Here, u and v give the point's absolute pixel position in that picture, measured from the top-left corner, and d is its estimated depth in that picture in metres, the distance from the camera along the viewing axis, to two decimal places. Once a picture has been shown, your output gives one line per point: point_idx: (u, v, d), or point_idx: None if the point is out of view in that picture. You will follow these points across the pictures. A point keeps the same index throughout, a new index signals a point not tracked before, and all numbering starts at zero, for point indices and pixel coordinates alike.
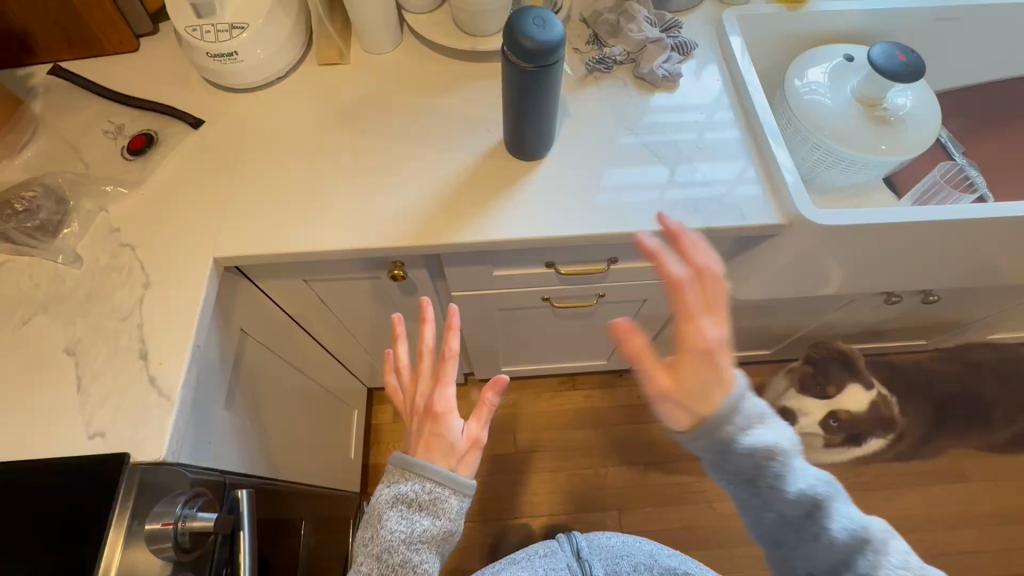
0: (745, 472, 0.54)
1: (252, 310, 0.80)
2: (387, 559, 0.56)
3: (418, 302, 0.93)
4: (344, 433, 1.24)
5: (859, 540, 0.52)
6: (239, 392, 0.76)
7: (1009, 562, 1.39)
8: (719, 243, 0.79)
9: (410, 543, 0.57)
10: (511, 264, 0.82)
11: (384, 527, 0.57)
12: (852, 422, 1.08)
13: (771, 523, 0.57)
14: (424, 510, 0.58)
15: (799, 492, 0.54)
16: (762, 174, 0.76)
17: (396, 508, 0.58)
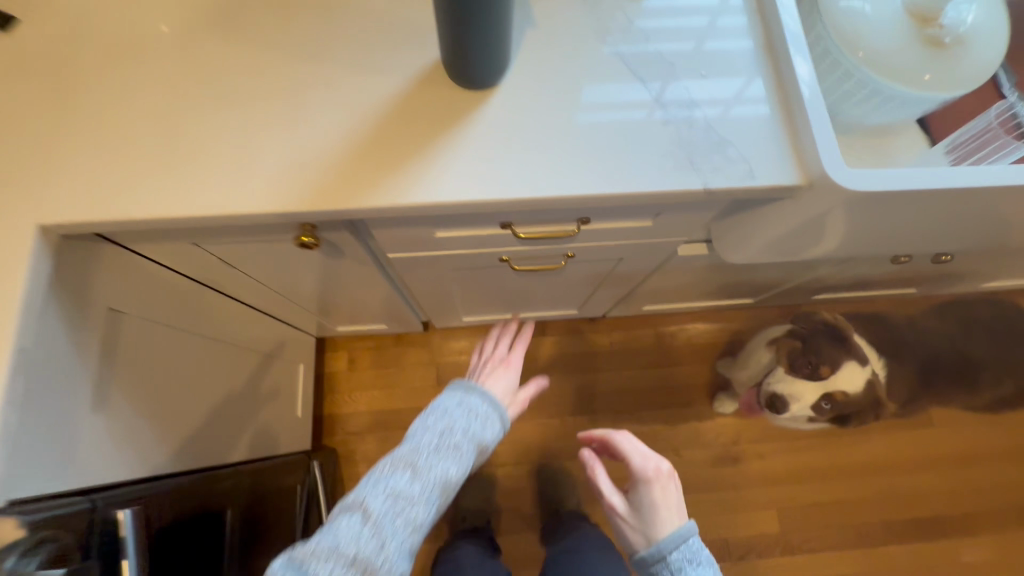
0: None
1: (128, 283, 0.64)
2: (449, 440, 0.64)
3: (348, 263, 0.76)
4: (286, 393, 1.13)
5: None
6: (116, 387, 0.62)
7: (958, 502, 1.43)
8: (718, 204, 0.63)
9: (466, 435, 0.66)
10: (457, 225, 0.65)
11: (449, 417, 0.66)
12: (847, 403, 1.00)
13: None
14: (482, 419, 0.68)
15: None
16: (771, 91, 0.59)
17: (464, 404, 0.68)
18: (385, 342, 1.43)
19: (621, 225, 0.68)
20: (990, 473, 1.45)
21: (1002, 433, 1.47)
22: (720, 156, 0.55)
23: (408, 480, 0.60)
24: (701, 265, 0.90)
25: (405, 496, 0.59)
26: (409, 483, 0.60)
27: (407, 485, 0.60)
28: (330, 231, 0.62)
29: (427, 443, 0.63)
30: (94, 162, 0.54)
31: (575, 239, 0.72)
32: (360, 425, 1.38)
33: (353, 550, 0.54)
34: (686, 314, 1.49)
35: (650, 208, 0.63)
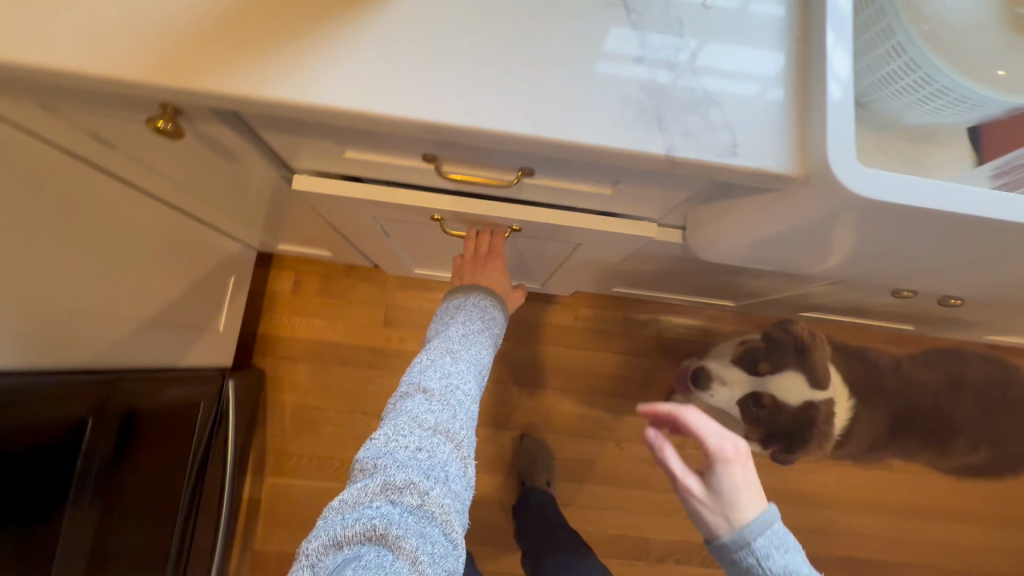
0: None
1: None
2: (475, 327, 0.67)
3: (254, 171, 0.64)
4: (204, 305, 1.03)
5: None
6: None
7: (895, 549, 1.37)
8: (692, 184, 0.49)
9: (484, 322, 0.69)
10: (367, 147, 0.52)
11: (470, 312, 0.69)
12: (773, 414, 0.90)
13: None
14: (491, 309, 0.71)
15: None
16: (793, 47, 0.44)
17: (475, 301, 0.70)
18: (337, 271, 1.33)
19: (571, 186, 0.55)
20: (936, 529, 1.38)
21: (960, 493, 1.39)
22: (698, 118, 0.42)
23: (452, 361, 0.61)
24: (674, 255, 0.78)
25: (455, 374, 0.60)
26: (454, 364, 0.61)
27: (455, 365, 0.61)
28: (201, 120, 0.49)
29: (454, 333, 0.65)
30: None
31: (519, 194, 0.59)
32: (295, 351, 1.30)
33: (431, 423, 0.53)
34: (662, 305, 1.38)
35: (604, 170, 0.49)
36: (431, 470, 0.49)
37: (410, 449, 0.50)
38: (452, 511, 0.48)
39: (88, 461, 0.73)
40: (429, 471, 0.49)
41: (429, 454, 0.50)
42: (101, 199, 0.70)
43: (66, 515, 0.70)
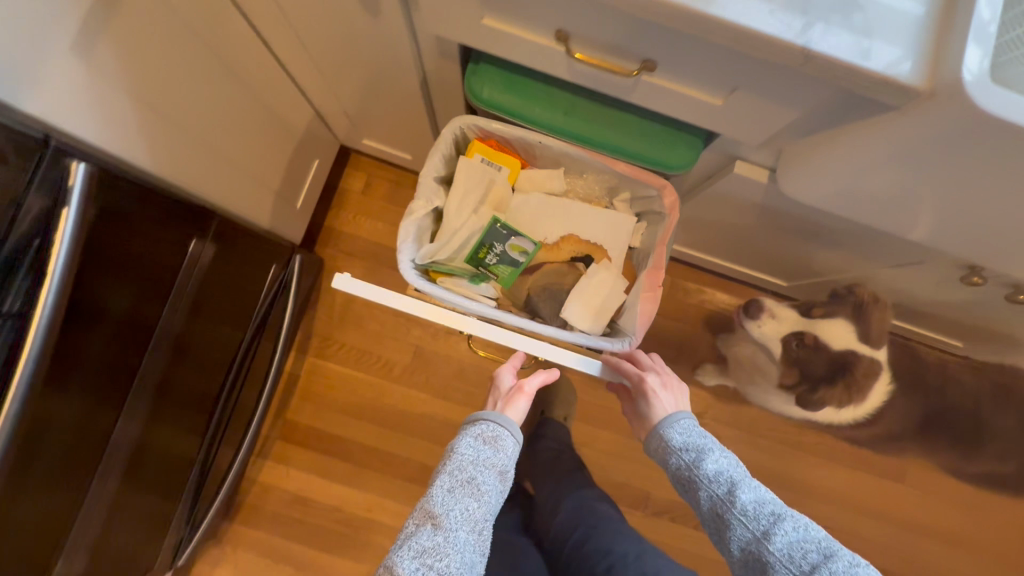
0: (673, 465, 0.70)
1: None
2: (464, 476, 0.67)
3: (383, 32, 0.69)
4: (290, 177, 1.10)
5: (774, 515, 0.62)
6: (109, 47, 0.57)
7: (891, 560, 1.38)
8: (813, 92, 0.51)
9: (476, 464, 0.68)
10: (508, 11, 0.56)
11: (470, 452, 0.69)
12: (812, 353, 0.98)
13: (698, 506, 0.68)
14: (488, 442, 0.70)
15: (714, 473, 0.67)
16: (921, 39, 0.44)
17: (471, 439, 0.70)
18: (406, 180, 1.38)
19: (686, 88, 0.58)
20: (934, 548, 1.39)
21: (966, 520, 1.39)
22: (840, 21, 0.44)
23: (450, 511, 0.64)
24: (750, 200, 0.80)
25: (431, 550, 0.60)
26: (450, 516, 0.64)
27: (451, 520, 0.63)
28: None
29: (442, 486, 0.66)
30: None
31: (630, 93, 0.62)
32: (353, 247, 1.37)
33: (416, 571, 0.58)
34: (709, 277, 1.40)
35: (728, 68, 0.52)
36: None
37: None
38: None
39: (190, 275, 0.81)
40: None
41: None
42: (237, 38, 0.76)
43: (169, 316, 0.78)
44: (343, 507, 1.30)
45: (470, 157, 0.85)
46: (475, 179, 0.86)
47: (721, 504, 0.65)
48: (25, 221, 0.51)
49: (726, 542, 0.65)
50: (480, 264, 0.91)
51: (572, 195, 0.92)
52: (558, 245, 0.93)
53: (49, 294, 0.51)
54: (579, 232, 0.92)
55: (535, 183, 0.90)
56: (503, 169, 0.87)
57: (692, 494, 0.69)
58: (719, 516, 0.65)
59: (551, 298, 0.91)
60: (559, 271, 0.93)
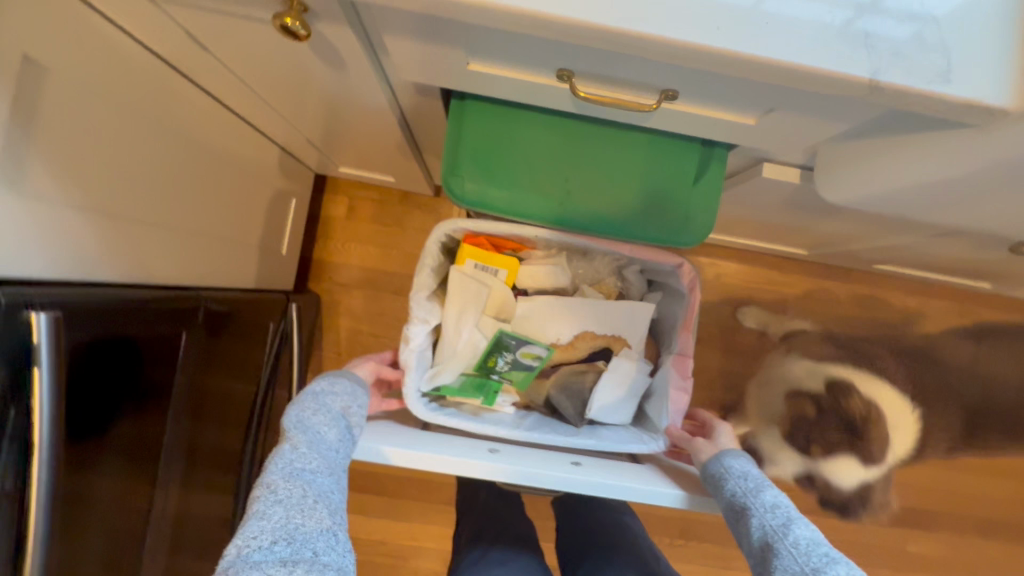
0: (723, 492, 0.55)
1: (63, 63, 0.48)
2: (310, 413, 0.56)
3: (351, 84, 0.60)
4: (269, 226, 1.01)
5: (833, 558, 0.44)
6: (39, 168, 0.49)
7: (928, 500, 1.39)
8: (870, 110, 0.44)
9: (322, 401, 0.58)
10: (498, 56, 0.47)
11: (300, 404, 0.58)
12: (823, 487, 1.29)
13: (746, 548, 0.51)
14: (327, 388, 0.61)
15: (771, 501, 0.51)
16: (1007, 28, 0.37)
17: (310, 391, 0.60)
18: (391, 196, 1.28)
19: (714, 112, 0.50)
20: (972, 483, 1.40)
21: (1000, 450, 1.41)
22: (913, 38, 0.37)
23: (294, 445, 0.52)
24: (778, 198, 0.73)
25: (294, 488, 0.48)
26: (295, 448, 0.52)
27: (294, 450, 0.51)
28: (327, 21, 0.44)
29: (292, 426, 0.54)
30: None
31: (646, 120, 0.54)
32: (348, 278, 1.29)
33: (282, 509, 0.46)
34: (722, 250, 1.34)
35: (767, 93, 0.44)
36: (294, 560, 0.43)
37: (263, 545, 0.43)
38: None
39: (190, 347, 0.73)
40: (290, 562, 0.43)
41: (291, 543, 0.44)
42: (183, 105, 0.66)
43: (178, 406, 0.72)
44: (385, 540, 1.28)
45: (462, 266, 0.69)
46: (470, 291, 0.69)
47: (769, 533, 0.48)
48: None
49: None
50: (490, 373, 0.73)
51: (578, 282, 0.74)
52: (573, 342, 0.74)
53: (41, 468, 0.46)
54: (593, 324, 0.73)
55: (539, 281, 0.72)
56: (500, 272, 0.71)
57: (739, 527, 0.52)
58: (766, 548, 0.48)
59: (574, 396, 0.73)
60: (578, 369, 0.74)
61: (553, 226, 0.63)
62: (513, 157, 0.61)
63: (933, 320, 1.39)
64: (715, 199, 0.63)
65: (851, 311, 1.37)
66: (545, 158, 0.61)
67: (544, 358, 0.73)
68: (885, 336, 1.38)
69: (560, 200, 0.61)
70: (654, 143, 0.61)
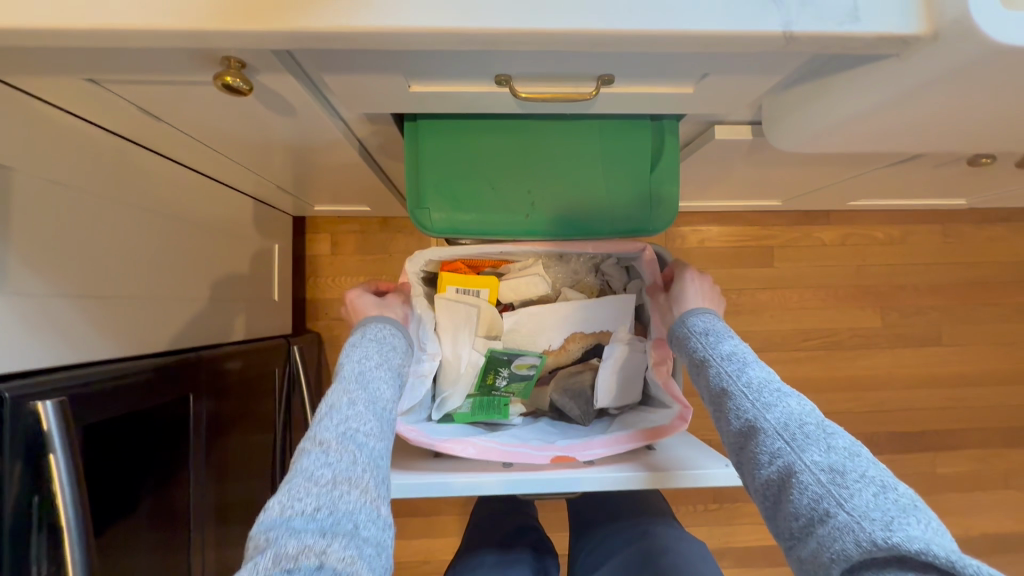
0: (689, 347, 0.59)
1: (26, 154, 0.50)
2: (369, 365, 0.55)
3: (303, 126, 0.61)
4: (256, 275, 1.03)
5: (782, 391, 0.50)
6: (20, 263, 0.50)
7: (949, 421, 1.41)
8: (793, 59, 0.46)
9: (382, 356, 0.57)
10: (437, 75, 0.49)
11: (360, 352, 0.56)
12: None
13: (708, 394, 0.55)
14: (386, 337, 0.59)
15: (732, 350, 0.55)
16: None
17: (371, 336, 0.59)
18: (370, 225, 1.29)
19: (653, 88, 0.52)
20: (988, 396, 1.42)
21: (1008, 359, 1.43)
22: None
23: (352, 401, 0.51)
24: (738, 155, 0.75)
25: (344, 451, 0.47)
26: (352, 404, 0.51)
27: (351, 407, 0.50)
28: (264, 72, 0.46)
29: (351, 378, 0.53)
30: None
31: (592, 107, 0.56)
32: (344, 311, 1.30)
33: (330, 475, 0.44)
34: (700, 215, 1.35)
35: (695, 63, 0.46)
36: (333, 531, 0.41)
37: (307, 511, 0.42)
38: (356, 563, 0.40)
39: (204, 412, 0.75)
40: (331, 532, 0.41)
41: (331, 514, 0.42)
42: (147, 175, 0.68)
43: (204, 471, 0.74)
44: (429, 558, 1.29)
45: (445, 292, 0.70)
46: (462, 310, 0.71)
47: (726, 378, 0.53)
48: (15, 490, 0.46)
49: (728, 417, 0.52)
50: (491, 391, 0.73)
51: (560, 286, 0.75)
52: (564, 345, 0.74)
53: (74, 552, 0.48)
54: (581, 325, 0.73)
55: (521, 292, 0.73)
56: (481, 291, 0.72)
57: (702, 377, 0.57)
58: (723, 392, 0.53)
59: (578, 396, 0.73)
60: (576, 370, 0.74)
61: (525, 238, 0.65)
62: (472, 182, 0.63)
63: (918, 245, 1.40)
64: (676, 173, 0.65)
65: (837, 251, 1.39)
66: (500, 175, 0.62)
67: (540, 364, 0.73)
68: (876, 269, 1.40)
69: (526, 213, 0.63)
70: (605, 132, 0.63)
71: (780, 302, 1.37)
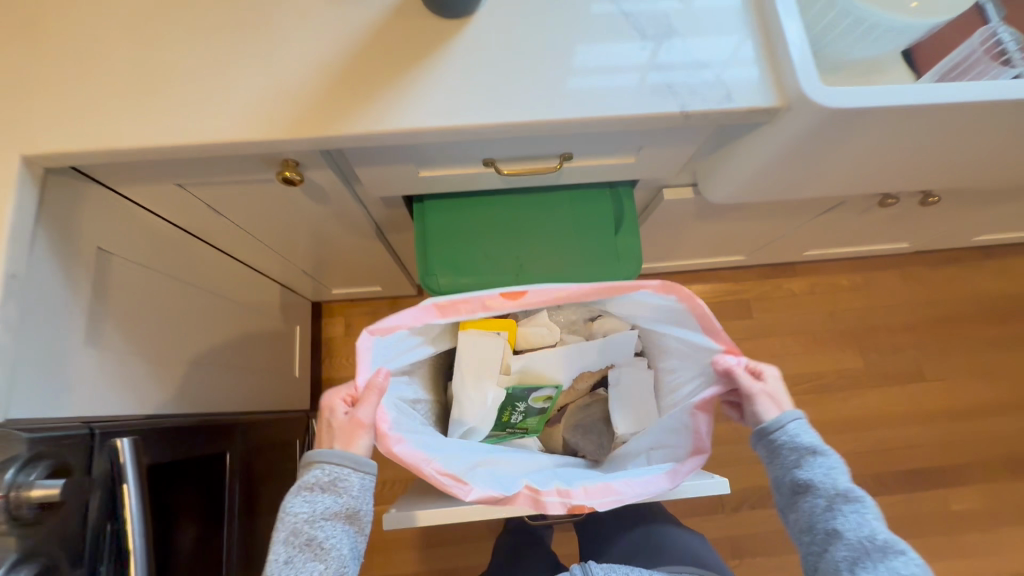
0: (789, 464, 0.59)
1: (121, 238, 0.64)
2: (301, 540, 0.50)
3: (335, 211, 0.77)
4: (281, 353, 1.14)
5: (908, 557, 0.52)
6: (109, 326, 0.62)
7: (951, 455, 1.43)
8: (699, 132, 0.62)
9: (315, 520, 0.51)
10: (440, 162, 0.65)
11: (292, 519, 0.51)
12: None
13: (814, 525, 0.57)
14: (327, 492, 0.52)
15: (844, 488, 0.56)
16: (764, 62, 0.57)
17: (304, 491, 0.52)
18: (380, 306, 1.43)
19: (605, 161, 0.68)
20: (983, 427, 1.46)
21: (994, 388, 1.49)
22: (700, 81, 0.56)
23: None
24: (688, 212, 0.90)
25: None
26: None
27: None
28: (313, 168, 0.62)
29: (282, 560, 0.49)
30: (74, 81, 0.55)
31: (560, 179, 0.72)
32: None
33: None
34: (679, 276, 1.50)
35: (631, 140, 0.63)
36: None
37: None
38: None
39: (238, 470, 0.82)
40: None
41: None
42: (204, 261, 0.81)
43: (236, 530, 0.79)
44: None
45: (466, 332, 0.74)
46: (482, 349, 0.74)
47: (844, 525, 0.55)
48: (93, 522, 0.53)
49: (834, 558, 0.54)
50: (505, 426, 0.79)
51: (568, 332, 0.80)
52: (574, 384, 0.83)
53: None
54: (587, 362, 0.79)
55: (532, 340, 0.78)
56: (501, 332, 0.75)
57: (805, 503, 0.58)
58: (833, 533, 0.55)
59: (589, 430, 0.83)
60: (584, 403, 0.85)
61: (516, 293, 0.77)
62: (470, 250, 0.76)
63: (883, 289, 1.53)
64: (637, 225, 0.79)
65: (808, 299, 1.51)
66: (494, 244, 0.77)
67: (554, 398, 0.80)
68: (846, 313, 1.51)
69: (516, 272, 0.76)
70: (575, 197, 0.79)
71: (764, 349, 1.47)
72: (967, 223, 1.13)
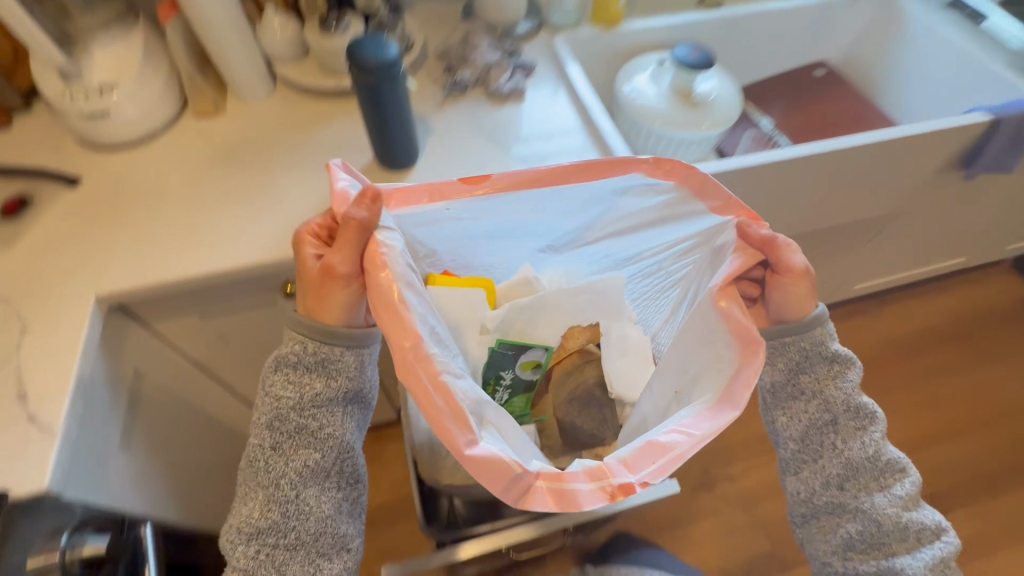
0: (813, 371, 0.65)
1: (150, 365, 0.80)
2: (292, 414, 0.58)
3: None
4: None
5: (901, 472, 0.64)
6: (136, 436, 0.74)
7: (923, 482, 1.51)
8: None
9: (304, 403, 0.58)
10: None
11: (281, 400, 0.58)
12: None
13: (823, 432, 0.64)
14: (313, 373, 0.58)
15: (861, 407, 0.64)
16: None
17: (290, 371, 0.59)
18: None
19: None
20: (940, 451, 1.56)
21: (935, 413, 1.63)
22: None
23: (288, 471, 0.58)
24: None
25: (288, 520, 0.58)
26: (287, 470, 0.58)
27: (288, 475, 0.58)
28: None
29: (278, 435, 0.59)
30: (132, 242, 0.76)
31: None
32: None
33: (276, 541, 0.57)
34: None
35: None
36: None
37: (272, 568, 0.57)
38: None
39: None
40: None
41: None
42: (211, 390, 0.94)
43: None
44: None
45: (436, 290, 0.72)
46: (462, 303, 0.74)
47: (859, 442, 0.64)
48: None
49: (834, 461, 0.64)
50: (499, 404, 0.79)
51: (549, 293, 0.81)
52: (564, 343, 0.80)
53: None
54: (576, 320, 0.80)
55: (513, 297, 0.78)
56: (475, 291, 0.74)
57: (817, 408, 0.65)
58: (843, 445, 0.64)
59: (585, 403, 0.81)
60: (577, 365, 0.81)
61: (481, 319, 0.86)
62: None
63: None
64: None
65: None
66: None
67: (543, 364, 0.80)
68: None
69: None
70: None
71: None
72: (835, 270, 1.41)
